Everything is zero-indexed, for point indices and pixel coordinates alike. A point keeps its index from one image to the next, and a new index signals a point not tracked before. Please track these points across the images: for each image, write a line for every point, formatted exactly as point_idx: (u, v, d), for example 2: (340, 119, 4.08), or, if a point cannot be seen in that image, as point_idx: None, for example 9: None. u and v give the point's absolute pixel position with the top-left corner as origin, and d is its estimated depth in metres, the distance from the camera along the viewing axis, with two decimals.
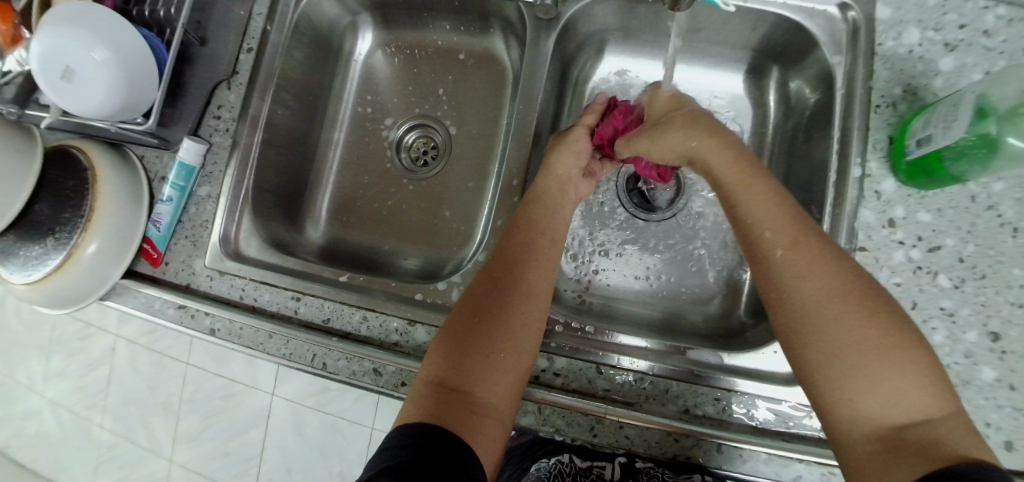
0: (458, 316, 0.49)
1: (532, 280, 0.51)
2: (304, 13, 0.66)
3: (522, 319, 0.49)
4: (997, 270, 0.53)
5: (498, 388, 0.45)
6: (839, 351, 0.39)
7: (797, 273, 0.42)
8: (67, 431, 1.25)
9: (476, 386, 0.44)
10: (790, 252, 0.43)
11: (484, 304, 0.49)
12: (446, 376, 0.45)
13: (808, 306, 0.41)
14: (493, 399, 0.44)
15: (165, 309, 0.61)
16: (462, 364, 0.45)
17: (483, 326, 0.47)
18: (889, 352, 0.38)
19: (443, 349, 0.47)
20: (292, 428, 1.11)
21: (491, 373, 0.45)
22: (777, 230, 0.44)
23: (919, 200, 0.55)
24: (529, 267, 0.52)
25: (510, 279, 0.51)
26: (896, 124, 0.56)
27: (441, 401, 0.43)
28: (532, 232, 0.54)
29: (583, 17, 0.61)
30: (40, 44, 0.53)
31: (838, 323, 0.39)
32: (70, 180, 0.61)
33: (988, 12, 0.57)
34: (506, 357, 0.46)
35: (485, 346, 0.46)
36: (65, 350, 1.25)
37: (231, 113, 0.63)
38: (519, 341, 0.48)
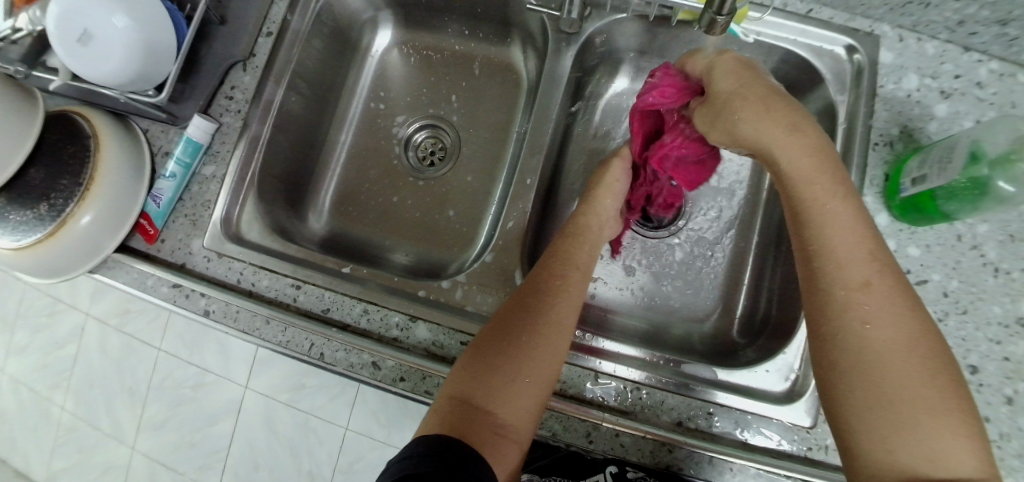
0: (488, 335, 0.49)
1: (564, 306, 0.51)
2: (327, 4, 0.66)
3: (552, 343, 0.49)
4: (978, 307, 0.56)
5: (522, 409, 0.46)
6: (892, 395, 0.38)
7: (864, 314, 0.41)
8: (24, 409, 1.20)
9: (499, 408, 0.45)
10: (859, 288, 0.42)
11: (524, 316, 0.50)
12: (469, 393, 0.46)
13: (868, 345, 0.40)
14: (511, 421, 0.45)
15: (158, 287, 0.60)
16: (486, 383, 0.46)
17: (513, 353, 0.47)
18: (943, 410, 0.37)
19: (468, 363, 0.48)
20: (263, 424, 1.08)
21: (515, 394, 0.46)
22: (847, 261, 0.43)
23: (910, 235, 0.57)
24: (559, 297, 0.52)
25: (544, 301, 0.51)
26: (892, 162, 0.59)
27: (463, 417, 0.44)
28: (566, 262, 0.55)
29: (604, 34, 0.62)
30: (62, 7, 0.52)
31: (900, 367, 0.39)
32: (70, 146, 0.58)
33: (981, 65, 0.60)
34: (531, 382, 0.47)
35: (512, 366, 0.47)
36: (30, 326, 1.20)
37: (245, 95, 0.63)
38: (546, 368, 0.48)
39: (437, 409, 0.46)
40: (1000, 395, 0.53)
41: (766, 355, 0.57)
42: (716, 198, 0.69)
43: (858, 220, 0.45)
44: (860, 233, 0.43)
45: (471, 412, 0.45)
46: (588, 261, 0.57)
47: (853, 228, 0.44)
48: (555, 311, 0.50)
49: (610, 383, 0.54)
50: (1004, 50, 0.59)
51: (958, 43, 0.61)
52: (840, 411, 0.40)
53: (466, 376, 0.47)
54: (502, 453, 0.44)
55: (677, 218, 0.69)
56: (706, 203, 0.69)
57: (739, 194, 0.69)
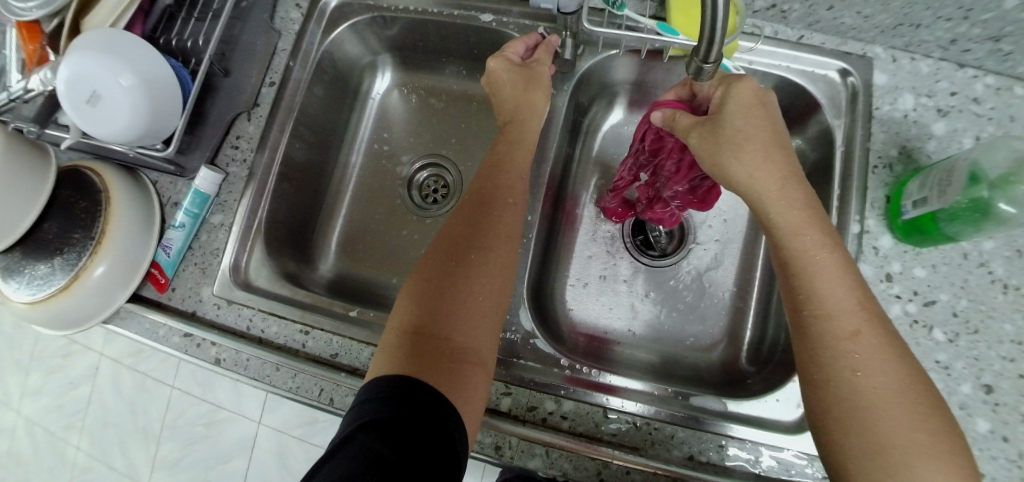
0: (432, 262, 0.50)
1: (504, 218, 0.52)
2: (327, 51, 0.68)
3: (495, 257, 0.50)
4: (989, 325, 0.55)
5: (477, 331, 0.47)
6: (882, 439, 0.40)
7: (854, 364, 0.42)
8: (41, 450, 1.20)
9: (456, 331, 0.46)
10: (848, 340, 0.43)
11: (469, 234, 0.51)
12: (421, 323, 0.46)
13: (862, 391, 0.41)
14: (469, 344, 0.46)
15: (170, 337, 0.61)
16: (435, 309, 0.47)
17: (460, 268, 0.49)
18: (938, 454, 0.39)
19: (417, 293, 0.48)
20: (277, 460, 1.08)
21: (465, 316, 0.47)
22: (839, 313, 0.43)
23: (915, 256, 0.57)
24: (502, 209, 0.53)
25: (489, 214, 0.52)
26: (892, 184, 0.59)
27: (417, 349, 0.44)
28: (514, 173, 0.55)
29: (598, 70, 0.63)
30: (69, 69, 0.53)
31: (893, 418, 0.40)
32: (82, 201, 0.60)
33: (977, 81, 0.60)
34: (482, 298, 0.48)
35: (460, 288, 0.48)
36: (45, 367, 1.21)
37: (250, 144, 0.65)
38: (494, 281, 0.49)
39: (387, 348, 0.46)
40: (1017, 413, 0.53)
41: (776, 381, 0.56)
42: (718, 223, 0.69)
43: (840, 266, 0.45)
44: (847, 285, 0.44)
45: (423, 343, 0.45)
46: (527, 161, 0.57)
47: (840, 273, 0.45)
48: (497, 221, 0.52)
49: (619, 418, 0.54)
50: (999, 65, 0.59)
51: (952, 61, 0.61)
52: (831, 449, 0.42)
53: (416, 308, 0.47)
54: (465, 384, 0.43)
55: (679, 246, 0.69)
56: (709, 232, 0.69)
57: (741, 219, 0.69)
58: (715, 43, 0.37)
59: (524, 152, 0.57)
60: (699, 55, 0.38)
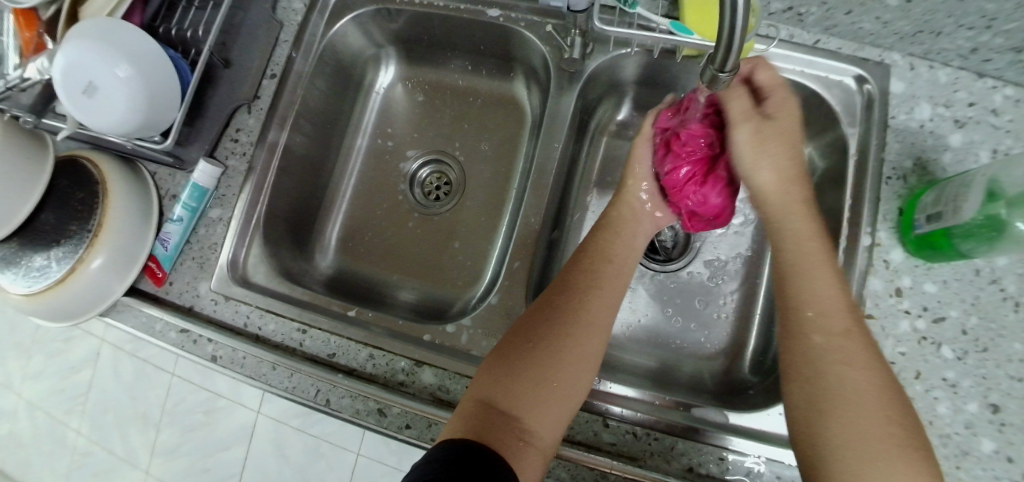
0: (512, 344, 0.49)
1: (584, 333, 0.49)
2: (330, 43, 0.66)
3: (582, 348, 0.49)
4: (998, 344, 0.54)
5: (548, 421, 0.46)
6: (846, 442, 0.40)
7: (843, 372, 0.42)
8: (42, 434, 1.21)
9: (547, 374, 0.47)
10: (823, 326, 0.44)
11: (542, 325, 0.50)
12: (511, 358, 0.48)
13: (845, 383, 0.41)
14: (535, 426, 0.45)
15: (166, 332, 0.60)
16: (509, 386, 0.46)
17: (563, 313, 0.50)
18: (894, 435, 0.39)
19: (493, 366, 0.48)
20: (275, 449, 1.08)
21: (537, 402, 0.46)
22: (817, 298, 0.45)
23: (926, 271, 0.56)
24: (591, 297, 0.52)
25: (568, 311, 0.50)
26: (906, 195, 0.57)
27: (505, 387, 0.46)
28: (594, 267, 0.54)
29: (606, 69, 0.62)
30: (66, 57, 0.52)
31: (845, 389, 0.41)
32: (79, 192, 0.59)
33: (996, 92, 0.58)
34: (555, 389, 0.47)
35: (560, 329, 0.49)
36: (47, 352, 1.21)
37: (250, 137, 0.64)
38: (593, 323, 0.50)
39: (463, 412, 0.46)
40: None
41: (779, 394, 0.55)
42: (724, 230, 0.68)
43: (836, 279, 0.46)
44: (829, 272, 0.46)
45: (492, 414, 0.45)
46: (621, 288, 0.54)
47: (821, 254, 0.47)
48: (579, 332, 0.49)
49: (618, 427, 0.53)
50: (1020, 76, 0.57)
51: (972, 71, 0.59)
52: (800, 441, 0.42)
53: (490, 378, 0.47)
54: (524, 459, 0.43)
55: (687, 250, 0.68)
56: (715, 238, 0.68)
57: (749, 226, 0.68)
58: (731, 50, 0.35)
59: (617, 272, 0.54)
60: (713, 63, 0.37)
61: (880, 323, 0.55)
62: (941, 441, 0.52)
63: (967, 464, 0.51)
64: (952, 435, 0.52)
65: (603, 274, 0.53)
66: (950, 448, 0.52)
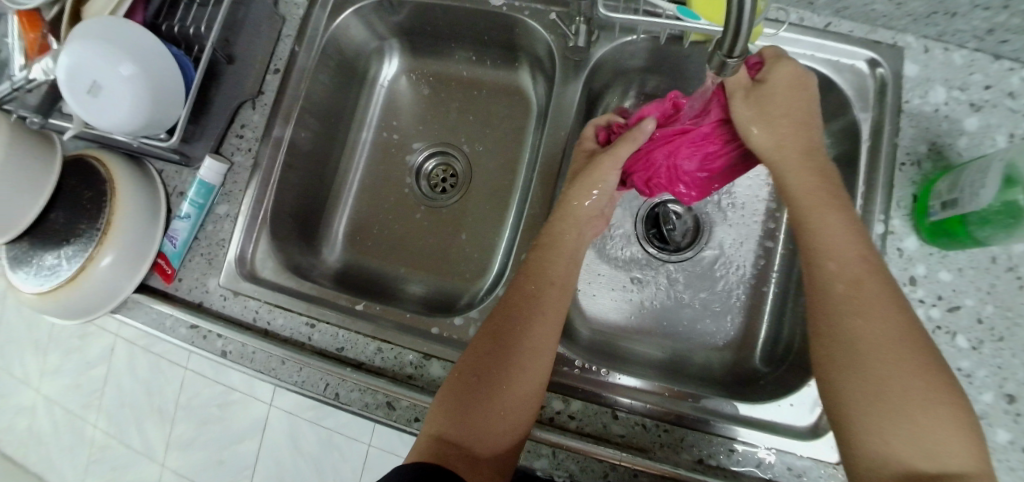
0: (463, 369, 0.50)
1: (531, 353, 0.49)
2: (332, 36, 0.65)
3: (529, 367, 0.49)
4: (1015, 333, 0.53)
5: (497, 445, 0.47)
6: (875, 405, 0.40)
7: (870, 334, 0.42)
8: (61, 428, 1.23)
9: (497, 399, 0.47)
10: (849, 287, 0.44)
11: (489, 351, 0.50)
12: (465, 384, 0.49)
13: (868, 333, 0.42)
14: (485, 449, 0.47)
15: (177, 328, 0.61)
16: (461, 414, 0.47)
17: (510, 334, 0.50)
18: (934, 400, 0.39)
19: (447, 393, 0.49)
20: (288, 441, 1.10)
21: (486, 429, 0.47)
22: (841, 260, 0.45)
23: (941, 258, 0.55)
24: (540, 314, 0.51)
25: (514, 335, 0.50)
26: (920, 182, 0.56)
27: (456, 412, 0.47)
28: (540, 284, 0.53)
29: (612, 58, 0.61)
30: (70, 57, 0.52)
31: (881, 361, 0.41)
32: (87, 191, 0.60)
33: (1014, 74, 0.57)
34: (504, 416, 0.47)
35: (508, 353, 0.49)
36: (63, 348, 1.23)
37: (255, 132, 0.64)
38: (540, 340, 0.50)
39: (419, 441, 0.47)
40: None
41: (791, 385, 0.55)
42: (735, 219, 0.67)
43: (849, 227, 0.47)
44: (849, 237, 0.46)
45: (444, 443, 0.46)
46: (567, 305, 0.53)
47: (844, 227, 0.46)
48: (525, 356, 0.49)
49: (627, 418, 0.53)
50: None
51: (988, 52, 0.57)
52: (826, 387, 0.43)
53: (443, 407, 0.48)
54: None
55: (693, 241, 0.68)
56: (726, 227, 0.67)
57: (759, 214, 0.67)
58: (739, 37, 0.34)
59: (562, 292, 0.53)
60: (721, 50, 0.35)
61: None
62: None
63: None
64: None
65: (549, 294, 0.52)
66: None
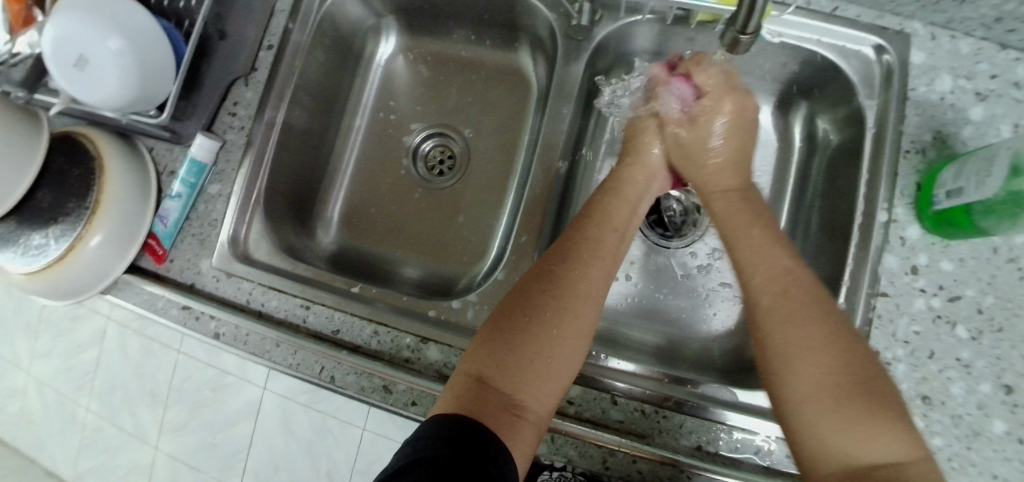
0: (505, 314, 0.47)
1: (583, 303, 0.48)
2: (328, 12, 0.63)
3: (579, 317, 0.47)
4: (1015, 324, 0.52)
5: (541, 390, 0.44)
6: (800, 397, 0.40)
7: (795, 332, 0.42)
8: (52, 410, 1.22)
9: (545, 347, 0.45)
10: (773, 297, 0.45)
11: (538, 295, 0.47)
12: (506, 329, 0.46)
13: (805, 353, 0.41)
14: (528, 400, 0.44)
15: (168, 309, 0.60)
16: (502, 360, 0.44)
17: (559, 282, 0.48)
18: (857, 393, 0.38)
19: (487, 338, 0.46)
20: (282, 425, 1.09)
21: (532, 374, 0.44)
22: (765, 276, 0.46)
23: (943, 248, 0.54)
24: (590, 265, 0.50)
25: (564, 283, 0.48)
26: (925, 171, 0.55)
27: (498, 358, 0.44)
28: (597, 234, 0.52)
29: (615, 39, 0.59)
30: (57, 29, 0.50)
31: (806, 358, 0.41)
32: (75, 168, 0.59)
33: (1022, 62, 0.56)
34: (552, 362, 0.45)
35: (558, 300, 0.47)
36: (53, 331, 1.22)
37: (248, 111, 0.62)
38: (589, 291, 0.49)
39: (455, 384, 0.44)
40: None
41: None
42: None
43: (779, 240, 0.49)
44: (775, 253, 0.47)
45: (488, 387, 0.43)
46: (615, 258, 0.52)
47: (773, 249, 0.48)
48: (575, 305, 0.48)
49: (627, 404, 0.53)
50: None
51: (996, 40, 0.56)
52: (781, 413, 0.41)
53: (482, 352, 0.45)
54: (520, 434, 0.42)
55: (691, 225, 0.68)
56: None
57: None
58: (754, 11, 0.33)
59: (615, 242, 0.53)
60: (736, 24, 0.35)
61: (894, 301, 0.54)
62: (952, 422, 0.51)
63: (978, 444, 0.51)
64: (963, 416, 0.51)
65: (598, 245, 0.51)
66: (961, 428, 0.51)
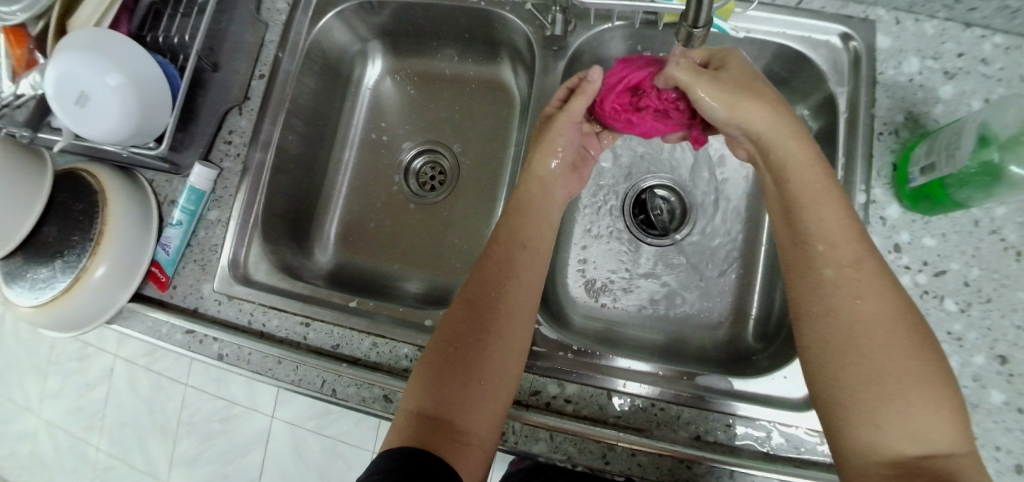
0: (438, 340, 0.49)
1: (510, 318, 0.50)
2: (315, 40, 0.66)
3: (508, 326, 0.49)
4: (1002, 294, 0.53)
5: (482, 413, 0.46)
6: (863, 378, 0.41)
7: (857, 293, 0.43)
8: (63, 451, 1.23)
9: (483, 364, 0.47)
10: (842, 267, 0.44)
11: (466, 332, 0.49)
12: (448, 349, 0.48)
13: (861, 321, 0.42)
14: (472, 426, 0.45)
15: (173, 335, 0.61)
16: (443, 390, 0.46)
17: (487, 298, 0.50)
18: (919, 383, 0.39)
19: (426, 371, 0.48)
20: (292, 452, 1.10)
21: (467, 400, 0.46)
22: (834, 245, 0.45)
23: (924, 224, 0.56)
24: (515, 275, 0.52)
25: (489, 301, 0.50)
26: (899, 151, 0.57)
27: (439, 380, 0.47)
28: (512, 243, 0.54)
29: (590, 45, 0.62)
30: (59, 66, 0.52)
31: (881, 346, 0.41)
32: (79, 203, 0.61)
33: (984, 41, 0.58)
34: (486, 381, 0.47)
35: (493, 317, 0.49)
36: (62, 371, 1.23)
37: (243, 138, 0.65)
38: (516, 305, 0.51)
39: (400, 425, 0.46)
40: None
41: (783, 357, 0.55)
42: (724, 199, 0.68)
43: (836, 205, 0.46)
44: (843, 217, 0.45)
45: (429, 422, 0.45)
46: (541, 266, 0.54)
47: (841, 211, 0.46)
48: (503, 323, 0.49)
49: (623, 399, 0.54)
50: (1008, 23, 0.56)
51: (959, 21, 0.58)
52: (838, 395, 0.42)
53: (423, 387, 0.47)
54: (466, 455, 0.44)
55: (683, 221, 0.69)
56: (711, 208, 0.68)
57: (743, 193, 0.68)
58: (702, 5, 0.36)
59: (532, 258, 0.54)
60: (688, 20, 0.38)
61: None
62: None
63: (978, 416, 0.51)
64: (960, 389, 0.52)
65: (516, 242, 0.54)
66: None
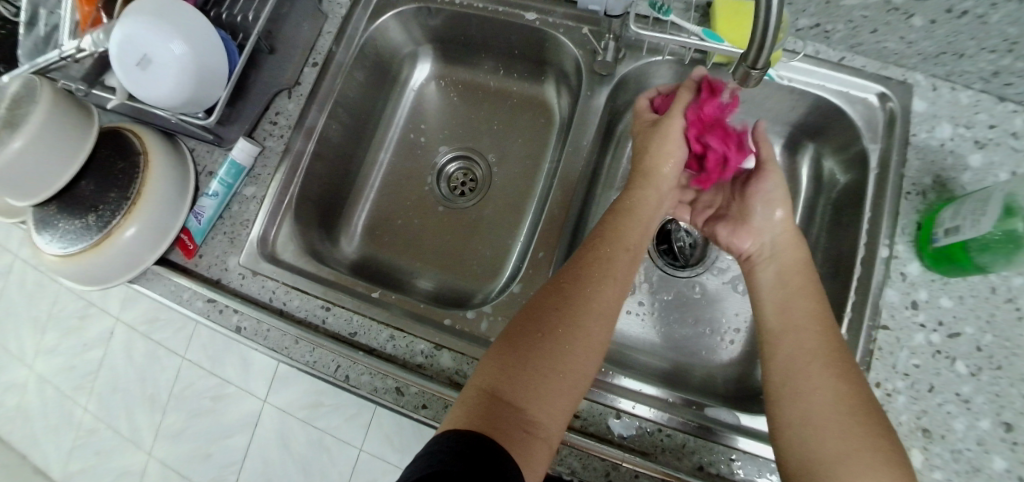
0: (519, 327, 0.49)
1: (598, 317, 0.50)
2: (371, 36, 0.69)
3: (592, 325, 0.49)
4: (1013, 362, 0.54)
5: (551, 407, 0.45)
6: (803, 430, 0.44)
7: (804, 355, 0.47)
8: (49, 408, 1.22)
9: (561, 358, 0.47)
10: (799, 333, 0.49)
11: (546, 325, 0.49)
12: (525, 339, 0.48)
13: (801, 380, 0.46)
14: (541, 419, 0.45)
15: (193, 302, 0.62)
16: (516, 377, 0.46)
17: (573, 293, 0.50)
18: (856, 438, 0.42)
19: (500, 354, 0.48)
20: (278, 438, 1.09)
21: (540, 391, 0.45)
22: (794, 314, 0.50)
23: (942, 285, 0.57)
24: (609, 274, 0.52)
25: (573, 297, 0.50)
26: (925, 212, 0.58)
27: (513, 368, 0.46)
28: (614, 245, 0.54)
29: (636, 75, 0.64)
30: (129, 28, 0.55)
31: (819, 402, 0.44)
32: (121, 162, 0.62)
33: (1017, 116, 0.60)
34: (563, 375, 0.46)
35: (578, 314, 0.49)
36: (61, 328, 1.23)
37: (289, 121, 0.67)
38: (604, 306, 0.51)
39: (466, 402, 0.45)
40: None
41: None
42: None
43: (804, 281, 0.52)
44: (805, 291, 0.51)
45: (499, 404, 0.44)
46: (629, 274, 0.54)
47: (807, 287, 0.52)
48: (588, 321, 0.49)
49: (630, 421, 0.54)
50: None
51: (993, 94, 0.60)
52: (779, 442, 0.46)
53: (495, 369, 0.47)
54: (531, 450, 0.43)
55: (704, 257, 0.70)
56: None
57: None
58: (761, 46, 0.38)
59: (630, 262, 0.54)
60: (746, 61, 0.40)
61: (895, 334, 0.56)
62: (953, 456, 0.52)
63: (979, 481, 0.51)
64: (964, 451, 0.52)
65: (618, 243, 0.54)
66: (962, 464, 0.52)
